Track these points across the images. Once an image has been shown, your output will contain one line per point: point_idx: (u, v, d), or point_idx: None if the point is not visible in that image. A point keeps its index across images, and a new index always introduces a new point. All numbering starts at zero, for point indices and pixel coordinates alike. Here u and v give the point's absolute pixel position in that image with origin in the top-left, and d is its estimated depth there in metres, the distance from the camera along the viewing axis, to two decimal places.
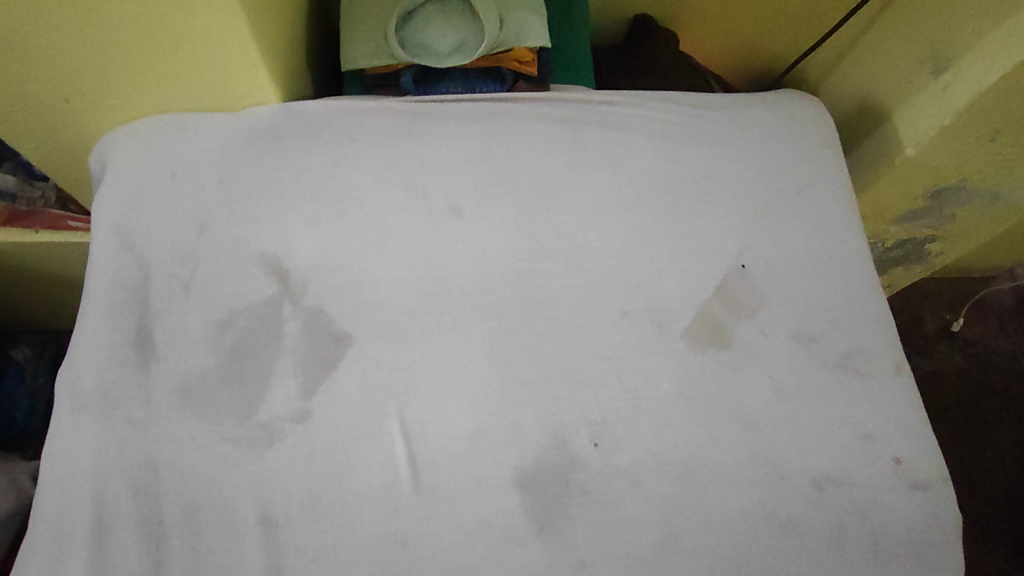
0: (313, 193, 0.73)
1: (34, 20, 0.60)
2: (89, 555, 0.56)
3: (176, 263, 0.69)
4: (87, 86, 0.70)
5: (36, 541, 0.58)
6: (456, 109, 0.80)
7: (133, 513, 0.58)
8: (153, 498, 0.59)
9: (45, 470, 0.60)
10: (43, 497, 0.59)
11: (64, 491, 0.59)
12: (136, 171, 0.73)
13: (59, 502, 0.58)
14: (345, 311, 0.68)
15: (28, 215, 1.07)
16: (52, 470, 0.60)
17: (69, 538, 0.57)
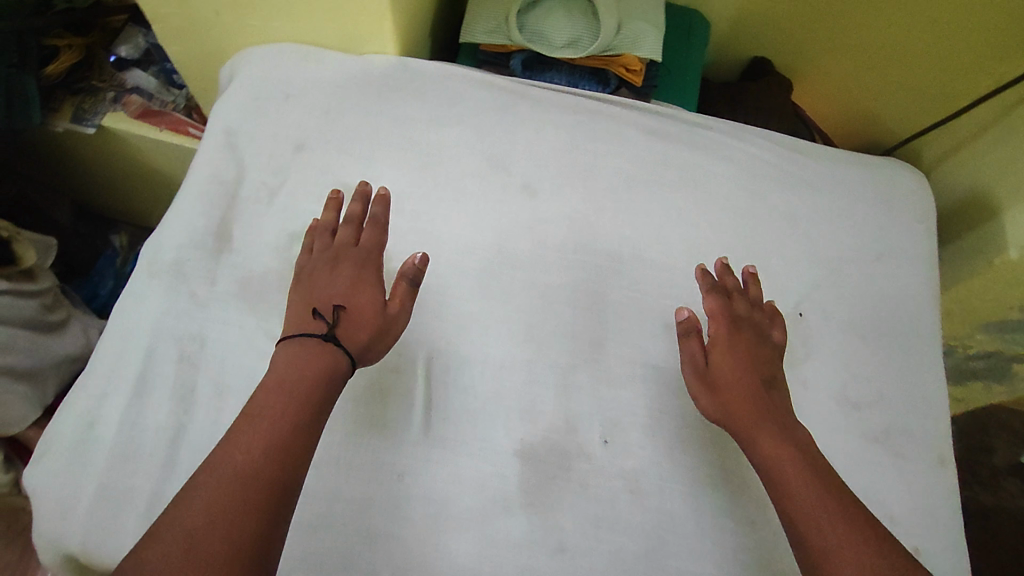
0: (404, 144, 0.78)
1: None
2: (127, 398, 0.62)
3: (269, 174, 0.75)
4: (238, 5, 0.78)
5: (88, 376, 0.64)
6: (555, 98, 0.82)
7: (173, 375, 0.63)
8: (193, 368, 0.64)
9: (113, 319, 0.67)
10: (106, 340, 0.66)
11: (124, 340, 0.65)
12: (258, 88, 0.80)
13: (116, 348, 0.65)
14: (404, 254, 0.71)
15: (159, 114, 1.22)
16: (119, 319, 0.66)
17: (115, 380, 0.63)
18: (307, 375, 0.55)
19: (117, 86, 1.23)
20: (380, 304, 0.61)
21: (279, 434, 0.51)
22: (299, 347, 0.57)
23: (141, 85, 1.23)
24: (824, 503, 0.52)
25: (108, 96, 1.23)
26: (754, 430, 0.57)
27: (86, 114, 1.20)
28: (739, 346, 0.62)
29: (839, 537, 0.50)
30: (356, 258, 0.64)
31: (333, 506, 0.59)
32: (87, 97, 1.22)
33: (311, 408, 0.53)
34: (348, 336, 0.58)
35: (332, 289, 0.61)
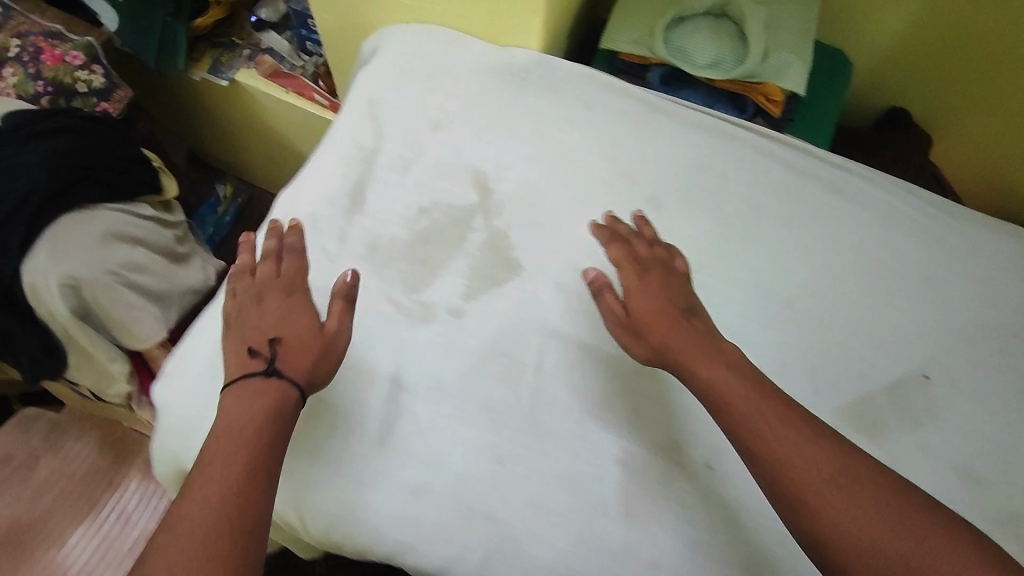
0: (536, 138, 0.78)
1: None
2: None
3: (405, 146, 0.76)
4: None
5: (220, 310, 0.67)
6: (689, 116, 0.81)
7: None
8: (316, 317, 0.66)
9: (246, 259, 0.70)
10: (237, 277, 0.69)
11: None
12: (402, 65, 0.82)
13: None
14: (526, 245, 0.72)
15: (287, 78, 1.26)
16: None
17: None
18: (251, 415, 0.53)
19: (253, 45, 1.30)
20: (318, 325, 0.60)
21: (239, 478, 0.49)
22: (240, 390, 0.55)
23: (275, 48, 1.29)
24: (767, 412, 0.52)
25: (244, 53, 1.29)
26: (691, 361, 0.56)
27: (223, 67, 1.28)
28: (654, 284, 0.62)
29: (793, 445, 0.50)
30: (279, 288, 0.61)
31: (434, 479, 0.60)
32: (225, 51, 1.29)
33: (262, 443, 0.52)
34: (290, 364, 0.56)
35: (265, 323, 0.59)
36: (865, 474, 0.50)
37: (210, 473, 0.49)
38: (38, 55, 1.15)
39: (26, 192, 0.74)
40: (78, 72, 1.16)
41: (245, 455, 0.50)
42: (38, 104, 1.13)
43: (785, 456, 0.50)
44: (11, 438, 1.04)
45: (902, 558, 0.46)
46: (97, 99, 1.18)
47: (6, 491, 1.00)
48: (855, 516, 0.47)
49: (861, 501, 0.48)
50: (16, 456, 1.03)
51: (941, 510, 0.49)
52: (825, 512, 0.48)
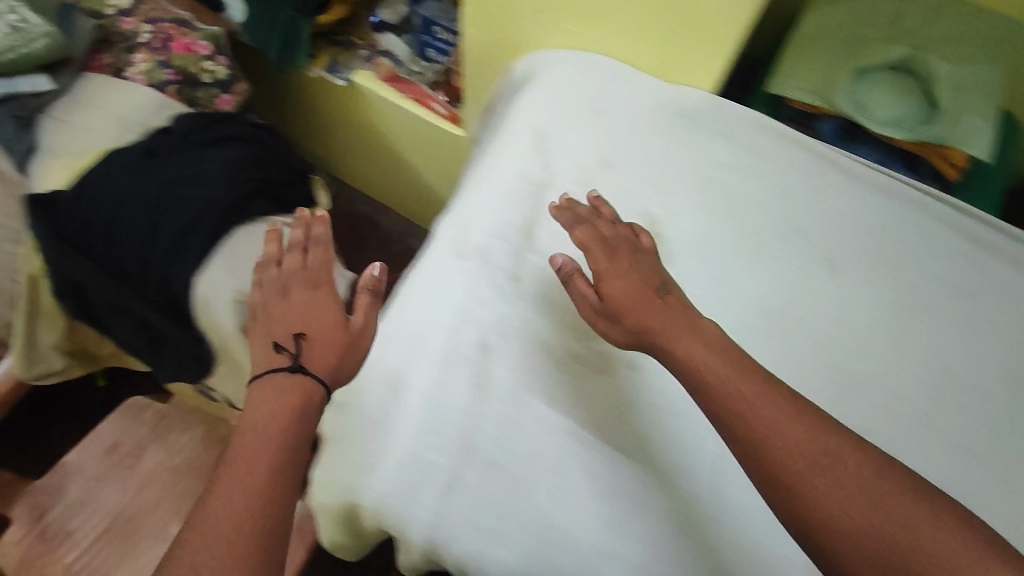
0: (709, 185, 0.75)
1: None
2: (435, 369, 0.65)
3: (575, 182, 0.74)
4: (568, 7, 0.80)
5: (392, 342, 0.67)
6: (868, 174, 0.77)
7: (476, 360, 0.65)
8: (495, 359, 0.65)
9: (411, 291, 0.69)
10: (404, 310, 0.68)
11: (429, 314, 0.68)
12: (569, 98, 0.79)
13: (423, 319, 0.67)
14: (702, 298, 0.71)
15: (406, 83, 1.24)
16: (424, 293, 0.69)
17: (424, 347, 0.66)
18: (277, 408, 0.57)
19: (370, 46, 1.28)
20: (342, 320, 0.64)
21: (263, 472, 0.53)
22: (269, 383, 0.59)
23: (393, 51, 1.27)
24: (746, 389, 0.52)
25: (361, 54, 1.27)
26: (671, 339, 0.56)
27: (341, 67, 1.26)
28: (622, 262, 0.62)
29: (775, 427, 0.50)
30: (305, 282, 0.66)
31: (615, 540, 0.58)
32: (342, 50, 1.27)
33: (283, 442, 0.55)
34: (314, 358, 0.61)
35: (292, 316, 0.63)
36: (852, 456, 0.49)
37: (236, 471, 0.53)
38: (169, 42, 1.14)
39: (188, 211, 0.72)
40: (205, 62, 1.15)
41: (268, 452, 0.54)
42: (165, 92, 1.13)
43: (763, 434, 0.50)
44: (120, 425, 1.09)
45: (886, 535, 0.45)
46: (220, 90, 1.17)
47: (114, 479, 1.05)
48: (830, 490, 0.47)
49: (842, 479, 0.48)
50: (123, 444, 1.08)
51: (931, 493, 0.48)
52: (797, 485, 0.48)
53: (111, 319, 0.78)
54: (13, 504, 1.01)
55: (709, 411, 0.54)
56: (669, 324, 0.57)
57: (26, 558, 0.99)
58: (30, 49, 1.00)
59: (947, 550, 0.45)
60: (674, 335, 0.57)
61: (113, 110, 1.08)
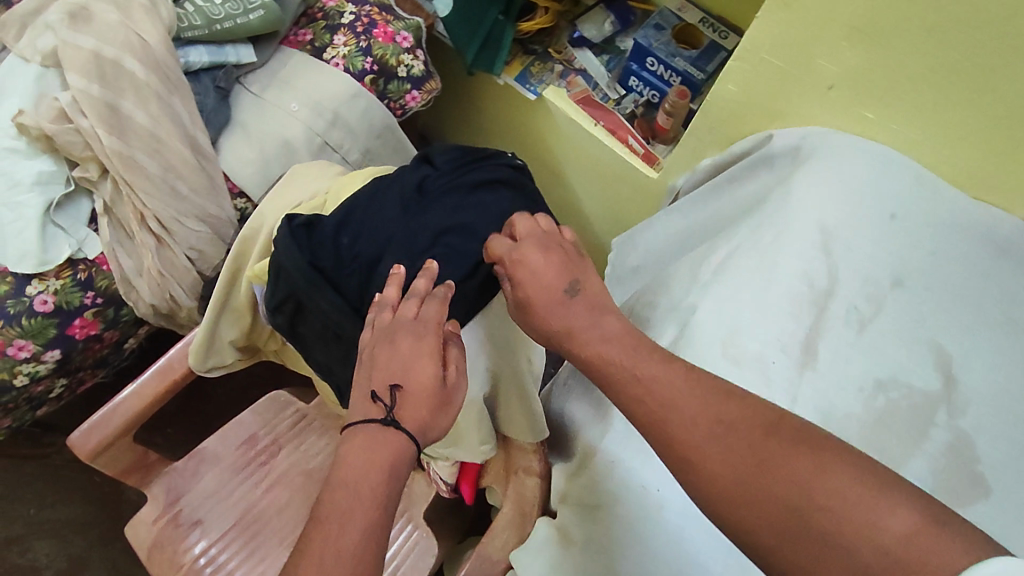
0: (1012, 329, 0.67)
1: (941, 34, 0.66)
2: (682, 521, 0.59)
3: (863, 298, 0.67)
4: (868, 90, 0.75)
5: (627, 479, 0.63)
6: None
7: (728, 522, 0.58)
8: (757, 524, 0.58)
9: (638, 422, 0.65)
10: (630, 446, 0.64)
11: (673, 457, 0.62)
12: (861, 196, 0.73)
13: None
14: (998, 461, 0.61)
15: (600, 108, 1.16)
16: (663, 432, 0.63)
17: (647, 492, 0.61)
18: (373, 466, 0.51)
19: (566, 61, 1.21)
20: (440, 377, 0.56)
21: (359, 535, 0.48)
22: (361, 435, 0.53)
23: (590, 71, 1.19)
24: (640, 371, 0.51)
25: (556, 69, 1.20)
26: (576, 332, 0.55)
27: (532, 78, 1.19)
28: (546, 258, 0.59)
29: (667, 403, 0.48)
30: (413, 330, 0.57)
31: None
32: (537, 60, 1.21)
33: (379, 502, 0.50)
34: (410, 416, 0.54)
35: (393, 365, 0.56)
36: (742, 422, 0.47)
37: (327, 528, 0.48)
38: (372, 29, 1.08)
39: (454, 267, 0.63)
40: (404, 55, 1.09)
41: (366, 513, 0.49)
42: (361, 81, 1.07)
43: (653, 417, 0.49)
44: (260, 418, 0.99)
45: (782, 495, 0.43)
46: (412, 86, 1.12)
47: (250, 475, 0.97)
48: (724, 462, 0.45)
49: (735, 449, 0.45)
50: (262, 439, 0.97)
51: (827, 444, 0.44)
52: (689, 461, 0.46)
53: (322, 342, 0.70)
54: (153, 484, 0.92)
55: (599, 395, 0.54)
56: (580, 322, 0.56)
57: (158, 541, 0.88)
58: (245, 21, 0.98)
59: (852, 500, 0.41)
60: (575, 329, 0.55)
61: (308, 93, 1.03)
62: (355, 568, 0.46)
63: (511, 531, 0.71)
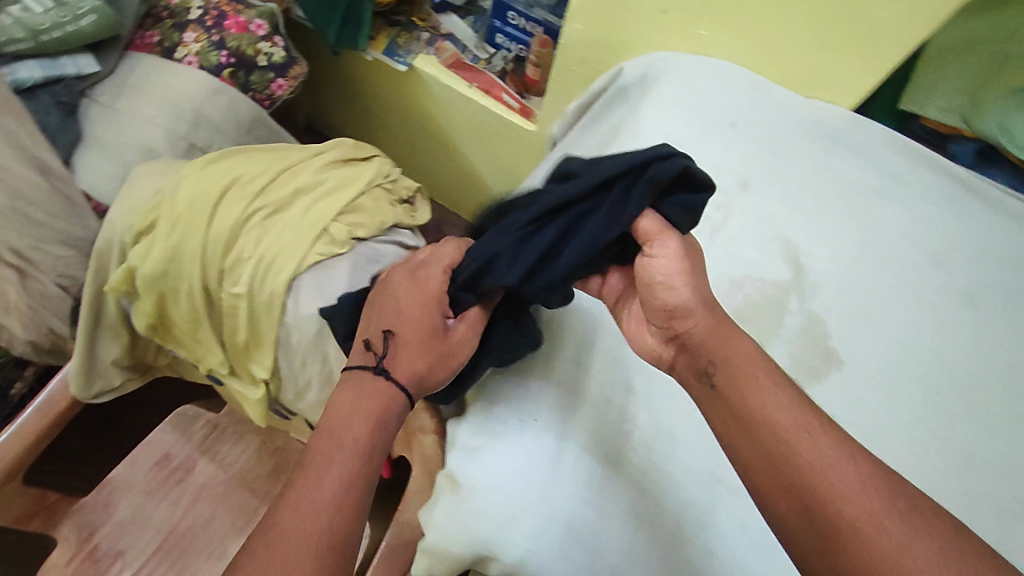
0: (849, 211, 0.72)
1: None
2: (565, 434, 0.61)
3: (711, 205, 0.71)
4: (696, 6, 0.78)
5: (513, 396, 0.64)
6: (1007, 202, 0.74)
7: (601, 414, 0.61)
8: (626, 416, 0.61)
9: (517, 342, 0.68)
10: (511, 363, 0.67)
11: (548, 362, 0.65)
12: (701, 110, 0.76)
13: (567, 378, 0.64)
14: (845, 335, 0.66)
15: (472, 70, 1.17)
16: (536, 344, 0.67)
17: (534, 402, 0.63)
18: (360, 416, 0.56)
19: (432, 28, 1.21)
20: (439, 329, 0.59)
21: (338, 483, 0.52)
22: (360, 383, 0.58)
23: (457, 36, 1.20)
24: (789, 420, 0.48)
25: (423, 37, 1.20)
26: (724, 345, 0.52)
27: (400, 50, 1.18)
28: (702, 279, 0.54)
29: (830, 457, 0.45)
30: (408, 278, 0.61)
31: None
32: (403, 32, 1.21)
33: (362, 455, 0.54)
34: (403, 370, 0.58)
35: (392, 311, 0.61)
36: (915, 504, 0.43)
37: (308, 479, 0.52)
38: (223, 21, 1.05)
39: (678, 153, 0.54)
40: (261, 43, 1.06)
41: (345, 461, 0.53)
42: (219, 75, 1.03)
43: (809, 454, 0.46)
44: (168, 436, 0.96)
45: None
46: (275, 74, 1.08)
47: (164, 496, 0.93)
48: (903, 538, 0.41)
49: (915, 528, 0.42)
50: (175, 456, 0.95)
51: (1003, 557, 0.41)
52: (863, 534, 0.42)
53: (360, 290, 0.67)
54: (63, 523, 0.88)
55: (721, 422, 0.51)
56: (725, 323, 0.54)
57: None
58: (76, 28, 0.92)
59: None
60: (722, 338, 0.52)
61: (162, 96, 0.98)
62: (335, 513, 0.50)
63: (424, 490, 0.72)
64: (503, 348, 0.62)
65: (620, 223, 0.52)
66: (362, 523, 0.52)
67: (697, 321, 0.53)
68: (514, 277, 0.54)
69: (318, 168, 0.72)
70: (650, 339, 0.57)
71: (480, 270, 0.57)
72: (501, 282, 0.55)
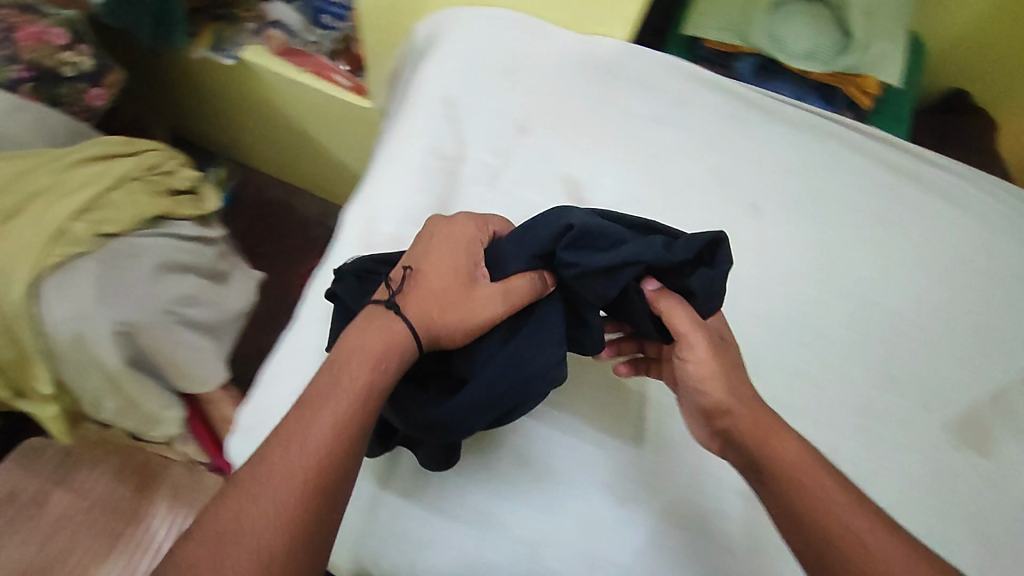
0: (629, 141, 0.72)
1: None
2: None
3: (489, 152, 0.70)
4: None
5: (289, 369, 0.62)
6: (785, 111, 0.76)
7: None
8: None
9: (306, 311, 0.65)
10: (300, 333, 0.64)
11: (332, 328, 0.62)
12: (478, 58, 0.75)
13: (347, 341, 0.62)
14: None
15: (301, 56, 1.14)
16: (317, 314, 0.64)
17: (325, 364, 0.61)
18: (359, 357, 0.48)
19: (258, 17, 1.18)
20: (469, 282, 0.54)
21: (328, 427, 0.44)
22: (366, 320, 0.51)
23: (285, 21, 1.17)
24: (833, 509, 0.44)
25: (249, 27, 1.17)
26: (764, 432, 0.49)
27: (226, 44, 1.14)
28: (734, 373, 0.52)
29: (876, 547, 0.42)
30: (450, 229, 0.57)
31: (562, 515, 0.57)
32: (227, 24, 1.17)
33: (357, 397, 0.46)
34: (415, 301, 0.51)
35: (423, 251, 0.56)
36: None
37: (302, 417, 0.45)
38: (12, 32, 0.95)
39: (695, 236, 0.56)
40: (63, 53, 0.99)
41: (337, 408, 0.45)
42: (17, 92, 0.96)
43: (856, 543, 0.43)
44: (13, 473, 0.93)
45: None
46: (88, 85, 1.04)
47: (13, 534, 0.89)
48: None
49: None
50: (22, 492, 0.91)
51: None
52: None
53: (364, 268, 0.58)
54: None
55: (778, 518, 0.46)
56: (771, 416, 0.50)
57: None
58: None
59: None
60: (768, 430, 0.49)
61: None
62: (324, 458, 0.43)
63: None
64: (524, 354, 0.53)
65: (656, 251, 0.51)
66: (351, 477, 0.45)
67: (735, 414, 0.50)
68: (565, 223, 0.55)
69: (73, 161, 0.75)
70: (698, 433, 0.54)
71: (528, 229, 0.57)
72: (548, 231, 0.55)
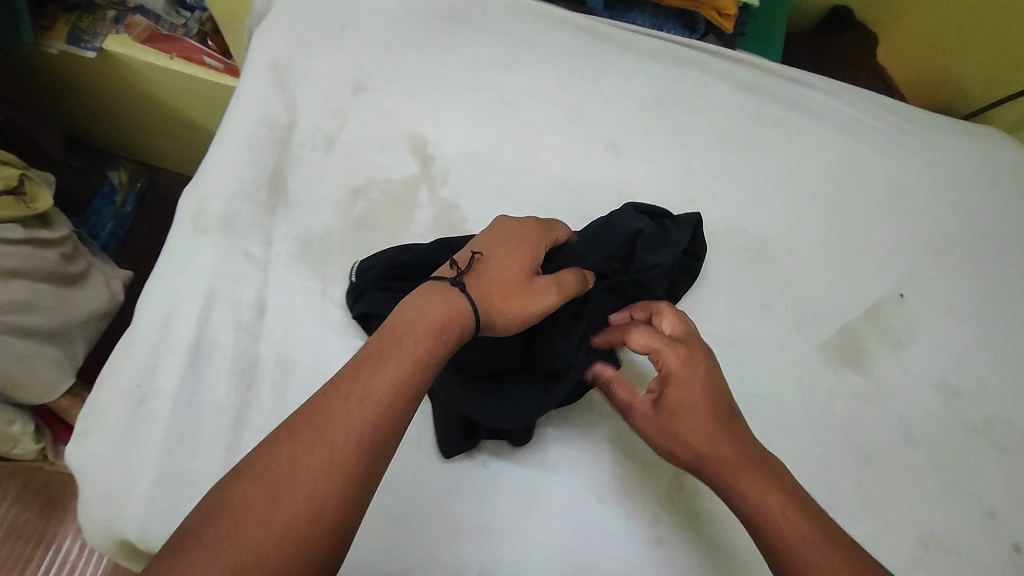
0: (475, 89, 0.68)
1: None
2: (179, 385, 0.56)
3: (326, 116, 0.66)
4: None
5: (119, 363, 0.58)
6: (639, 41, 0.73)
7: (222, 356, 0.57)
8: (253, 342, 0.58)
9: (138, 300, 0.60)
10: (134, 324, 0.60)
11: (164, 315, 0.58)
12: (308, 15, 0.70)
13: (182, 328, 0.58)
14: (479, 216, 0.64)
15: (169, 41, 1.06)
16: (147, 303, 0.59)
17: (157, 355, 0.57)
18: (419, 324, 0.43)
19: (117, 4, 1.08)
20: (528, 273, 0.51)
21: (389, 385, 0.40)
22: (427, 290, 0.47)
23: (146, 5, 1.08)
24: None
25: (108, 16, 1.07)
26: (748, 488, 0.43)
27: (84, 36, 1.04)
28: (708, 438, 0.46)
29: None
30: (513, 220, 0.55)
31: (419, 482, 0.55)
32: (84, 15, 1.07)
33: (418, 364, 0.42)
34: (480, 284, 0.48)
35: (488, 237, 0.52)
36: None
37: (363, 371, 0.41)
38: None
39: None
40: None
41: (399, 368, 0.41)
42: None
43: None
44: None
45: None
46: None
47: None
48: None
49: None
50: None
51: None
52: None
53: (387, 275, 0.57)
54: None
55: None
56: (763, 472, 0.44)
57: None
58: None
59: None
60: (751, 487, 0.43)
61: None
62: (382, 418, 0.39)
63: None
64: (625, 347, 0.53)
65: (681, 239, 0.60)
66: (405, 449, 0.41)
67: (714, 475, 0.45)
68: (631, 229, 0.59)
69: None
70: None
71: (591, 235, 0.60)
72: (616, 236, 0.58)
